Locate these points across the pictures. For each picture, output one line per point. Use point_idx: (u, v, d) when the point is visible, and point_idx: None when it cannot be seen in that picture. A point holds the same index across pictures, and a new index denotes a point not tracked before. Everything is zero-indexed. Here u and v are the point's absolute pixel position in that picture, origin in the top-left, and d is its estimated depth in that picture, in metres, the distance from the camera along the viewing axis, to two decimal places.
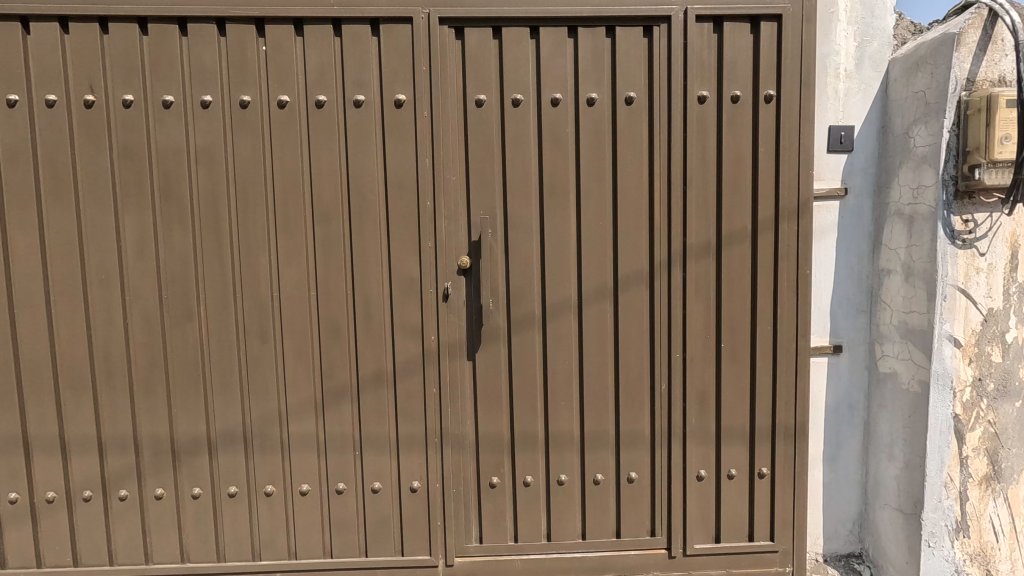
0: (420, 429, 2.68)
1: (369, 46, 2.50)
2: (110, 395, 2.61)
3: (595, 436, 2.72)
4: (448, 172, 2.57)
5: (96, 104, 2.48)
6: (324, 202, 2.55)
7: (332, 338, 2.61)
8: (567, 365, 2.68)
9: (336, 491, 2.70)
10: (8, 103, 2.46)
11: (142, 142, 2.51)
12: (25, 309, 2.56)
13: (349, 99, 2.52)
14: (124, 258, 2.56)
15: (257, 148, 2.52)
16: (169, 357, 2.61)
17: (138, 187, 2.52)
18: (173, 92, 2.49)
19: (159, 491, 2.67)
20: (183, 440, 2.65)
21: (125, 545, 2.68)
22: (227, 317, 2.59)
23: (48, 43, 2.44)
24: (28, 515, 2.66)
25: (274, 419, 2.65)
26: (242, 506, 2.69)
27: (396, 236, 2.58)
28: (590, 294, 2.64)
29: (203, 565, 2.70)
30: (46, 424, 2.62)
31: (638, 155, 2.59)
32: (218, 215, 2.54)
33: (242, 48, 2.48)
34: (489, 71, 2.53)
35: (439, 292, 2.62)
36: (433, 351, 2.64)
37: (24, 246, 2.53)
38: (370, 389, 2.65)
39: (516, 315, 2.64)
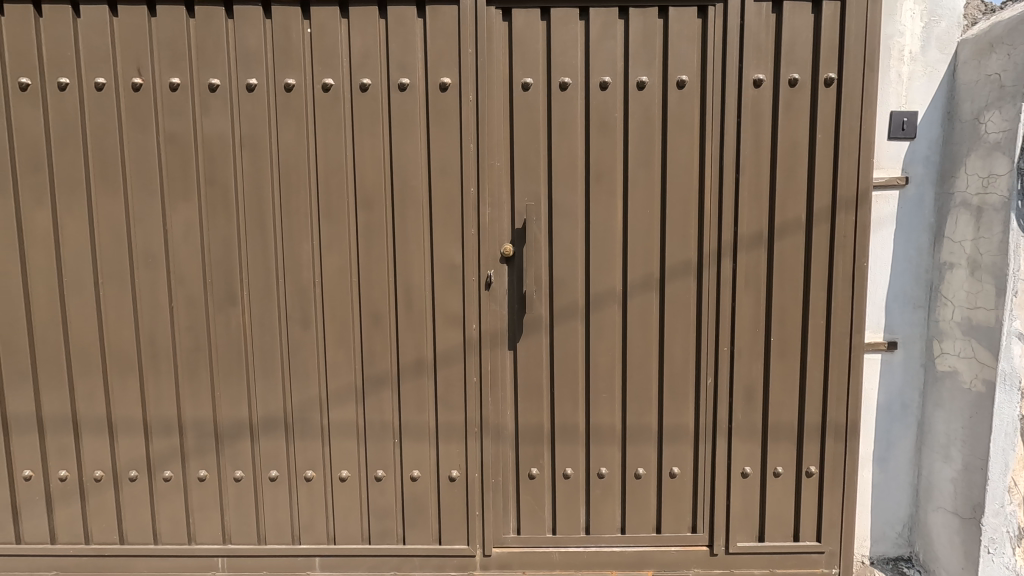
0: (460, 419, 2.66)
1: (414, 28, 2.45)
2: (156, 377, 2.64)
3: (637, 430, 2.66)
4: (492, 158, 2.51)
5: (143, 87, 2.48)
6: (367, 188, 2.52)
7: (373, 325, 2.60)
8: (610, 356, 2.62)
9: (375, 478, 2.70)
10: (59, 86, 2.48)
11: (188, 125, 2.50)
12: (75, 291, 2.59)
13: (393, 83, 2.47)
14: (170, 242, 2.56)
15: (301, 132, 2.50)
16: (211, 341, 2.62)
17: (183, 171, 2.52)
18: (219, 75, 2.47)
19: (203, 472, 2.69)
20: (225, 424, 2.67)
21: (169, 525, 2.73)
22: (269, 303, 2.59)
23: (98, 26, 2.45)
24: (77, 493, 2.72)
25: (315, 405, 2.65)
26: (283, 490, 2.71)
27: (439, 222, 2.54)
28: (635, 284, 2.57)
29: (245, 547, 2.73)
30: (94, 404, 2.66)
31: (689, 140, 2.49)
32: (262, 200, 2.53)
33: (287, 30, 2.45)
34: (537, 54, 2.47)
35: (481, 280, 2.57)
36: (474, 340, 2.61)
37: (74, 229, 2.56)
38: (410, 376, 2.63)
39: (559, 305, 2.59)
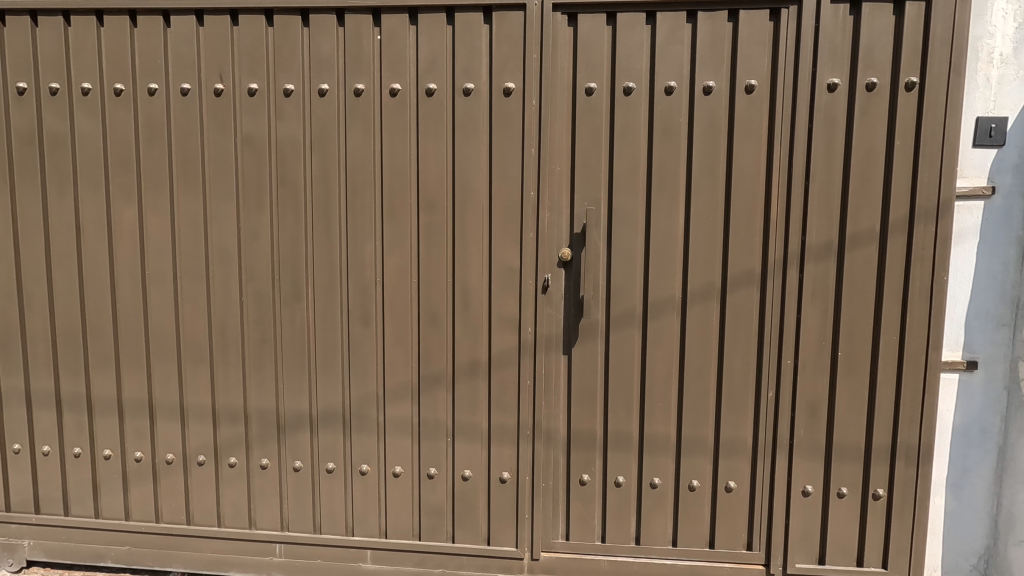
0: (512, 421, 2.67)
1: (480, 34, 2.49)
2: (225, 368, 2.77)
3: (692, 441, 2.61)
4: (554, 163, 2.52)
5: (224, 92, 2.62)
6: (430, 190, 2.58)
7: (431, 324, 2.65)
8: (667, 365, 2.58)
9: (427, 475, 2.74)
10: (149, 91, 2.65)
11: (263, 128, 2.62)
12: (155, 283, 2.75)
13: (458, 88, 2.52)
14: (242, 239, 2.69)
15: (369, 135, 2.58)
16: (277, 335, 2.73)
17: (257, 172, 2.64)
18: (294, 81, 2.59)
19: (265, 461, 2.81)
20: (288, 415, 2.77)
21: (232, 509, 2.86)
22: (332, 300, 2.68)
23: (185, 35, 2.60)
24: (150, 473, 2.89)
25: (372, 401, 2.72)
26: (339, 482, 2.79)
27: (498, 225, 2.57)
28: (696, 292, 2.52)
29: (301, 535, 2.83)
30: (168, 391, 2.82)
31: (757, 146, 2.43)
32: (329, 200, 2.62)
33: (359, 38, 2.54)
34: (601, 59, 2.46)
35: (538, 284, 2.58)
36: (529, 344, 2.61)
37: (157, 225, 2.72)
38: (465, 377, 2.66)
39: (616, 311, 2.57)
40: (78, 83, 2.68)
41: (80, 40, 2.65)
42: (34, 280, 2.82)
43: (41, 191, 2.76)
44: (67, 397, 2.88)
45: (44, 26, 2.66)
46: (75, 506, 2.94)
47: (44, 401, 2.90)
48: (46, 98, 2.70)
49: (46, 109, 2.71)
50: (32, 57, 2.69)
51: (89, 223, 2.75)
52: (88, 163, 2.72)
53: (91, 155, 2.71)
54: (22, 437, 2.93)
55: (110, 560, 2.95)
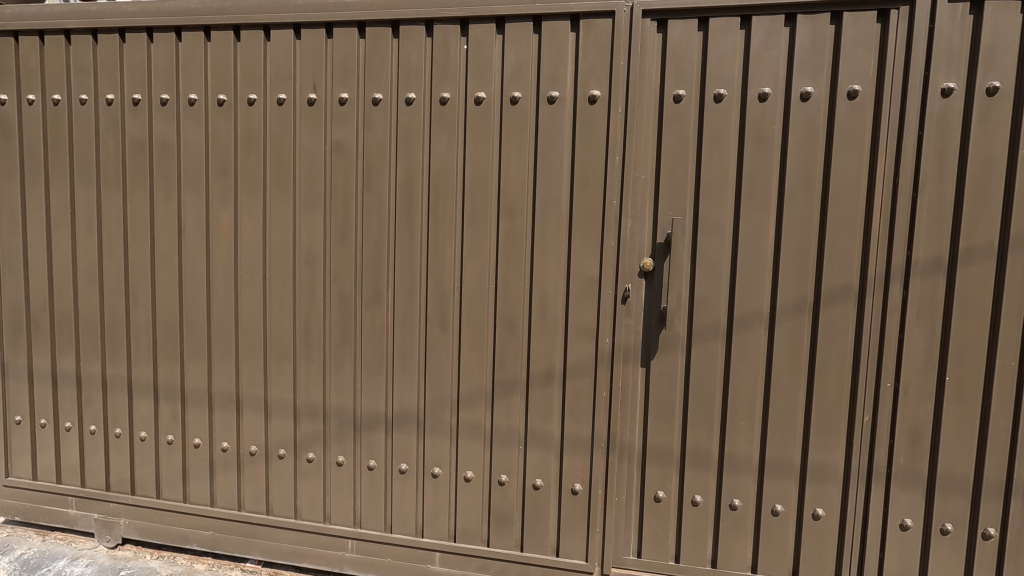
0: (586, 432, 2.63)
1: (567, 42, 2.49)
2: (307, 366, 2.88)
3: (778, 463, 2.48)
4: (638, 171, 2.48)
5: (317, 101, 2.73)
6: (511, 197, 2.59)
7: (507, 331, 2.66)
8: (752, 382, 2.46)
9: (499, 482, 2.74)
10: (248, 101, 2.80)
11: (352, 135, 2.71)
12: (247, 283, 2.90)
13: (543, 96, 2.53)
14: (328, 242, 2.79)
15: (453, 143, 2.63)
16: (357, 336, 2.81)
17: (344, 178, 2.74)
18: (383, 91, 2.67)
19: (341, 458, 2.89)
20: (364, 414, 2.84)
21: (309, 503, 2.95)
22: (412, 304, 2.74)
23: (283, 47, 2.73)
24: (235, 463, 3.03)
25: (447, 404, 2.75)
26: (411, 482, 2.83)
27: (578, 233, 2.54)
28: (785, 307, 2.41)
29: (373, 532, 2.88)
30: (254, 385, 2.96)
31: (860, 155, 2.29)
32: (412, 206, 2.69)
33: (447, 48, 2.59)
34: (691, 65, 2.40)
35: (618, 293, 2.54)
36: (606, 354, 2.57)
37: (250, 227, 2.86)
38: (540, 385, 2.65)
39: (699, 324, 2.49)
40: (185, 94, 2.88)
41: (189, 54, 2.84)
42: (139, 276, 3.03)
43: (149, 193, 2.97)
44: (164, 386, 3.07)
45: (158, 42, 2.87)
46: (167, 489, 3.13)
47: (143, 389, 3.11)
48: (157, 108, 2.91)
49: (157, 118, 2.91)
50: (147, 70, 2.91)
51: (190, 225, 2.93)
52: (191, 168, 2.90)
53: (195, 161, 2.89)
54: (123, 421, 3.16)
55: (195, 543, 3.11)
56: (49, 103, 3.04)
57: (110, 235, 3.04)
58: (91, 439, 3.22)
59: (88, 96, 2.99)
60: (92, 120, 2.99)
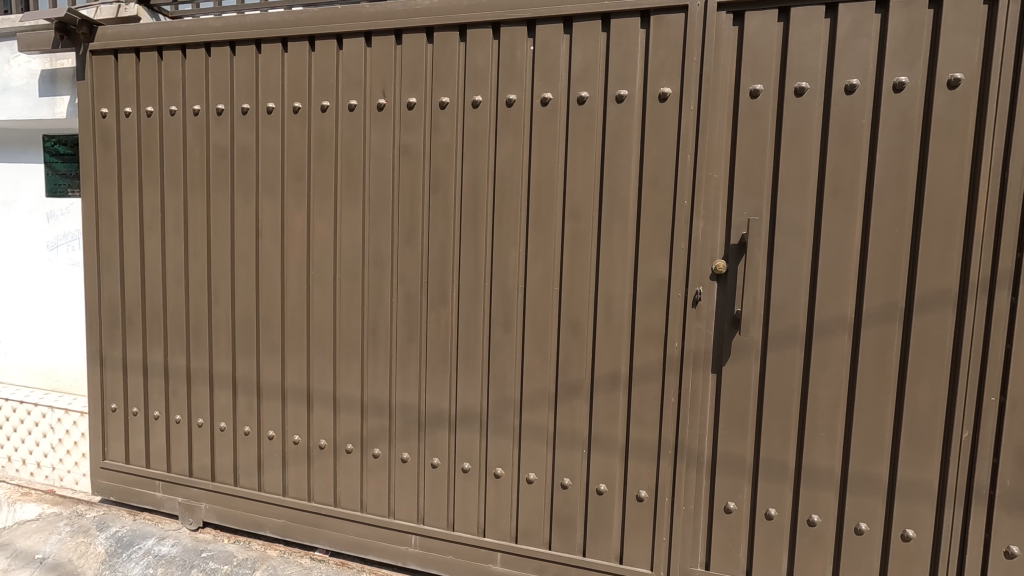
0: (653, 438, 2.57)
1: (637, 39, 2.44)
2: (374, 364, 2.96)
3: (862, 479, 2.33)
4: (711, 170, 2.39)
5: (387, 106, 2.80)
6: (577, 198, 2.57)
7: (571, 334, 2.63)
8: (835, 392, 2.32)
9: (561, 485, 2.72)
10: (322, 108, 2.91)
11: (419, 138, 2.77)
12: (318, 282, 3.01)
13: (611, 95, 2.48)
14: (396, 243, 2.85)
15: (519, 145, 2.63)
16: (423, 336, 2.86)
17: (412, 181, 2.79)
18: (450, 94, 2.71)
19: (406, 455, 2.95)
20: (428, 412, 2.89)
21: (375, 497, 3.04)
22: (476, 304, 2.76)
23: (355, 55, 2.83)
24: (305, 456, 3.16)
25: (510, 405, 2.76)
26: (474, 482, 2.85)
27: (646, 234, 2.49)
28: (873, 313, 2.25)
29: (436, 529, 2.93)
30: (324, 381, 3.07)
31: (961, 148, 2.11)
32: (478, 208, 2.71)
33: (514, 49, 2.59)
34: (770, 58, 2.29)
35: (688, 296, 2.46)
36: (675, 358, 2.50)
37: (322, 230, 2.97)
38: (605, 388, 2.61)
39: (776, 329, 2.37)
40: (264, 103, 3.02)
41: (268, 64, 2.99)
42: (220, 276, 3.21)
43: (230, 198, 3.14)
44: (241, 380, 3.25)
45: (240, 54, 3.03)
46: (243, 478, 3.31)
47: (223, 382, 3.29)
48: (238, 116, 3.07)
49: (238, 126, 3.08)
50: (229, 81, 3.08)
51: (266, 227, 3.08)
52: (268, 173, 3.05)
53: (271, 166, 3.04)
54: (205, 412, 3.36)
55: (268, 530, 3.26)
56: (143, 115, 3.28)
57: (195, 237, 3.24)
58: (176, 428, 3.45)
59: (177, 107, 3.20)
60: (181, 130, 3.20)
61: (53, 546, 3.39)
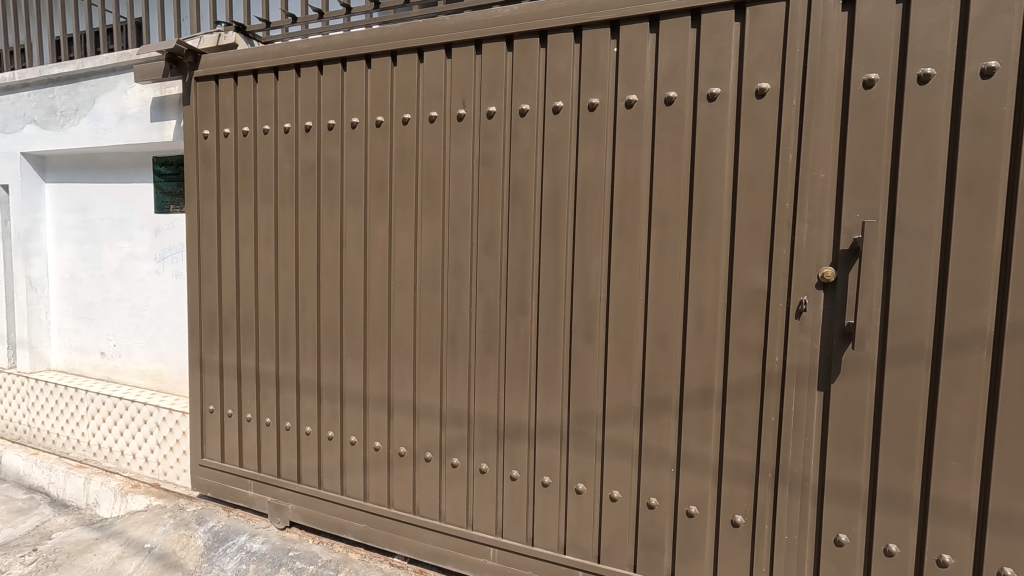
0: (750, 459, 2.38)
1: (730, 34, 2.29)
2: (453, 373, 2.96)
3: (1006, 516, 2.02)
4: (817, 169, 2.20)
5: (466, 116, 2.81)
6: (665, 203, 2.44)
7: (659, 346, 2.50)
8: (970, 415, 2.05)
9: (648, 505, 2.58)
10: (403, 121, 2.97)
11: (499, 147, 2.75)
12: (399, 292, 3.06)
13: (702, 94, 2.35)
14: (475, 252, 2.85)
15: (601, 150, 2.55)
16: (502, 346, 2.83)
17: (491, 189, 2.78)
18: (530, 101, 2.67)
19: (485, 466, 2.92)
20: (508, 423, 2.85)
21: (453, 506, 3.03)
22: (556, 314, 2.70)
23: (436, 67, 2.87)
24: (385, 463, 3.21)
25: (593, 419, 2.66)
26: (554, 497, 2.77)
27: (742, 240, 2.32)
28: (1019, 326, 1.96)
29: (515, 544, 2.87)
30: (403, 389, 3.11)
31: None
32: (558, 215, 2.65)
33: (596, 51, 2.52)
34: (887, 45, 2.08)
35: (791, 306, 2.27)
36: (776, 374, 2.31)
37: (403, 239, 3.02)
38: (696, 405, 2.45)
39: (896, 343, 2.12)
40: (348, 118, 3.13)
41: (353, 82, 3.10)
42: (307, 286, 3.35)
43: (316, 211, 3.27)
44: (326, 386, 3.36)
45: (327, 73, 3.16)
46: (327, 481, 3.41)
47: (309, 388, 3.42)
48: (325, 132, 3.20)
49: (324, 141, 3.21)
50: (317, 99, 3.22)
51: (350, 238, 3.18)
52: (352, 185, 3.15)
53: (355, 179, 3.14)
54: (292, 416, 3.50)
55: (350, 533, 3.34)
56: (240, 135, 3.50)
57: (284, 248, 3.40)
58: (266, 430, 3.62)
59: (270, 126, 3.38)
60: (272, 147, 3.39)
61: (160, 536, 3.67)
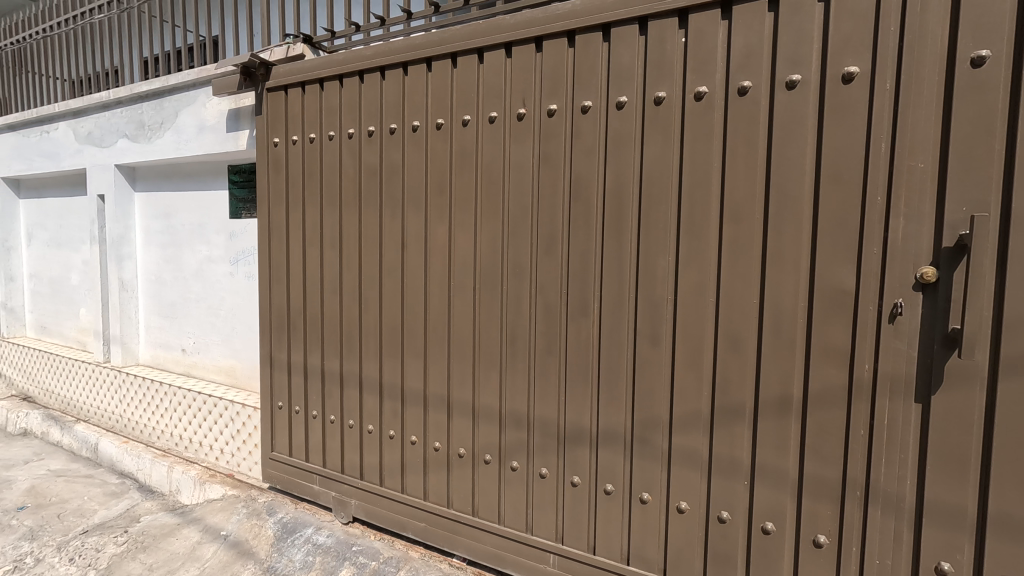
0: (835, 475, 2.20)
1: (813, 15, 2.12)
2: (513, 375, 2.93)
3: None
4: (914, 159, 2.00)
5: (526, 116, 2.78)
6: (738, 200, 2.30)
7: (731, 351, 2.36)
8: None
9: (719, 518, 2.44)
10: (463, 123, 2.97)
11: (560, 146, 2.70)
12: (458, 292, 3.07)
13: (780, 82, 2.19)
14: (535, 253, 2.81)
15: (668, 145, 2.44)
16: (563, 348, 2.77)
17: (552, 189, 2.73)
18: (592, 98, 2.60)
19: (545, 470, 2.88)
20: (569, 427, 2.79)
21: (512, 510, 3.00)
22: (620, 316, 2.61)
23: (496, 67, 2.85)
24: (445, 464, 3.23)
25: (658, 426, 2.55)
26: (617, 505, 2.68)
27: (826, 238, 2.15)
28: None
29: (576, 551, 2.80)
30: (463, 390, 3.12)
31: None
32: (622, 214, 2.56)
33: (663, 43, 2.41)
34: (1001, 17, 1.85)
35: (885, 310, 2.07)
36: (865, 384, 2.12)
37: (462, 241, 3.03)
38: (773, 414, 2.29)
39: (1012, 351, 1.89)
40: (409, 121, 3.18)
41: (414, 86, 3.14)
42: (369, 287, 3.43)
43: (379, 214, 3.34)
44: (387, 385, 3.43)
45: (389, 78, 3.23)
46: (388, 479, 3.48)
47: (371, 387, 3.50)
48: (387, 137, 3.27)
49: (386, 145, 3.27)
50: (379, 104, 3.29)
51: (411, 240, 3.23)
52: (413, 188, 3.19)
53: (416, 182, 3.18)
54: (355, 414, 3.60)
55: (411, 531, 3.38)
56: (307, 142, 3.64)
57: (349, 251, 3.50)
58: (330, 427, 3.74)
59: (335, 132, 3.50)
60: (337, 153, 3.49)
61: (235, 525, 3.87)
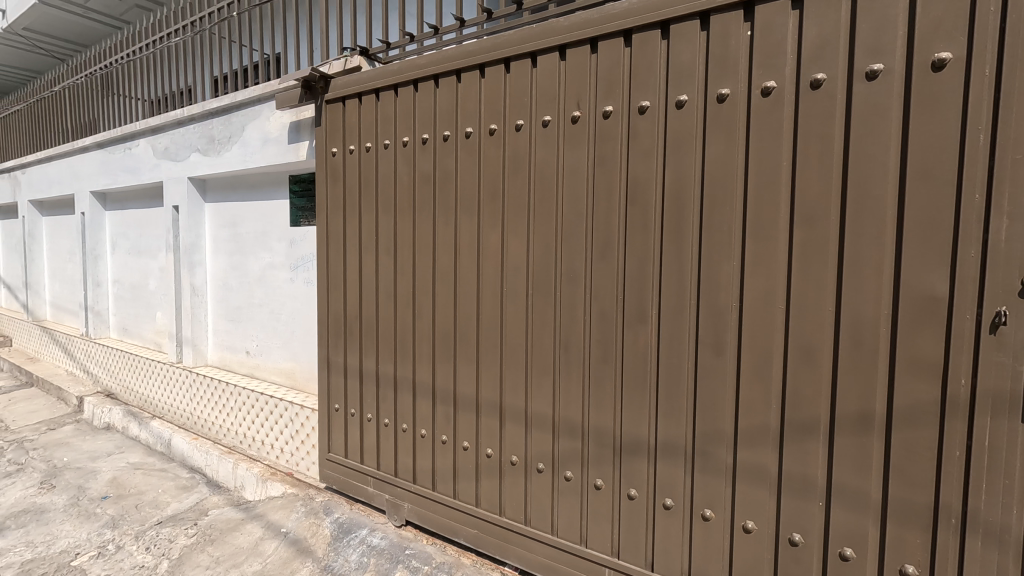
0: (926, 500, 2.00)
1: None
2: (566, 382, 2.87)
3: None
4: (1019, 152, 1.80)
5: (581, 118, 2.72)
6: (811, 200, 2.16)
7: (804, 362, 2.20)
8: None
9: (791, 541, 2.27)
10: (516, 128, 2.96)
11: (616, 148, 2.63)
12: (511, 298, 3.05)
13: (858, 73, 2.04)
14: (590, 259, 2.74)
15: (732, 144, 2.32)
16: (618, 356, 2.69)
17: (608, 193, 2.66)
18: (650, 97, 2.52)
19: (599, 481, 2.79)
20: (625, 437, 2.70)
21: (566, 522, 2.93)
22: (680, 323, 2.50)
23: (549, 70, 2.82)
24: (497, 471, 3.20)
25: (722, 439, 2.42)
26: (677, 521, 2.55)
27: (913, 240, 1.97)
28: None
29: (633, 568, 2.69)
30: (515, 397, 3.09)
31: None
32: (682, 217, 2.46)
33: (727, 38, 2.30)
34: None
35: (986, 319, 1.87)
36: (962, 400, 1.92)
37: (515, 247, 3.01)
38: (852, 431, 2.12)
39: None
40: (463, 128, 3.19)
41: (467, 93, 3.16)
42: (423, 292, 3.47)
43: (432, 220, 3.38)
44: (440, 390, 3.45)
45: (443, 86, 3.26)
46: (441, 484, 3.49)
47: (424, 391, 3.53)
48: (440, 143, 3.30)
49: (440, 153, 3.31)
50: (433, 112, 3.33)
51: (464, 246, 3.24)
52: (466, 194, 3.20)
53: (469, 188, 3.19)
54: (408, 418, 3.64)
55: (463, 537, 3.38)
56: (364, 151, 3.74)
57: (402, 257, 3.55)
58: (384, 430, 3.80)
59: (390, 141, 3.57)
60: (392, 161, 3.57)
61: (294, 523, 4.00)
